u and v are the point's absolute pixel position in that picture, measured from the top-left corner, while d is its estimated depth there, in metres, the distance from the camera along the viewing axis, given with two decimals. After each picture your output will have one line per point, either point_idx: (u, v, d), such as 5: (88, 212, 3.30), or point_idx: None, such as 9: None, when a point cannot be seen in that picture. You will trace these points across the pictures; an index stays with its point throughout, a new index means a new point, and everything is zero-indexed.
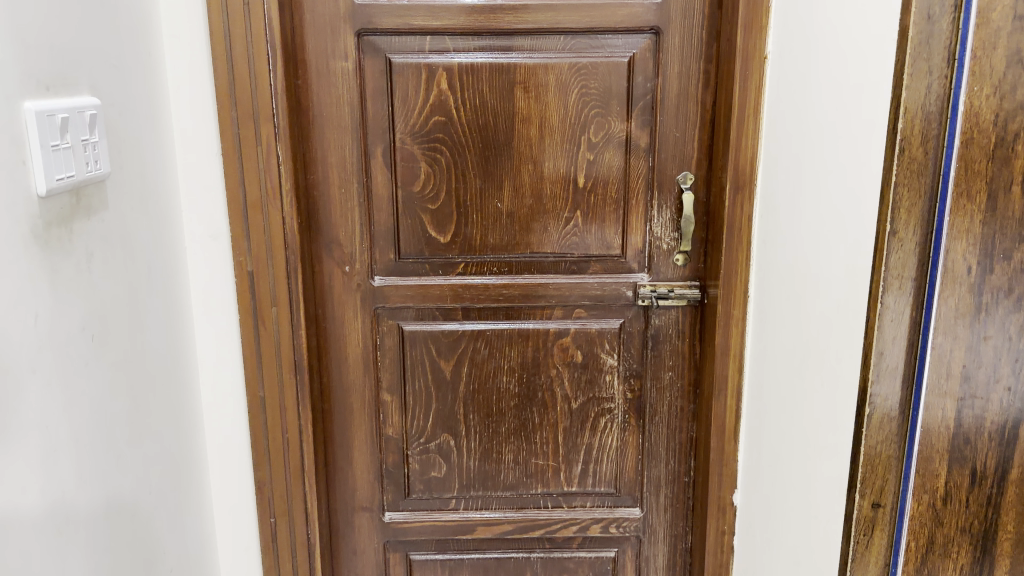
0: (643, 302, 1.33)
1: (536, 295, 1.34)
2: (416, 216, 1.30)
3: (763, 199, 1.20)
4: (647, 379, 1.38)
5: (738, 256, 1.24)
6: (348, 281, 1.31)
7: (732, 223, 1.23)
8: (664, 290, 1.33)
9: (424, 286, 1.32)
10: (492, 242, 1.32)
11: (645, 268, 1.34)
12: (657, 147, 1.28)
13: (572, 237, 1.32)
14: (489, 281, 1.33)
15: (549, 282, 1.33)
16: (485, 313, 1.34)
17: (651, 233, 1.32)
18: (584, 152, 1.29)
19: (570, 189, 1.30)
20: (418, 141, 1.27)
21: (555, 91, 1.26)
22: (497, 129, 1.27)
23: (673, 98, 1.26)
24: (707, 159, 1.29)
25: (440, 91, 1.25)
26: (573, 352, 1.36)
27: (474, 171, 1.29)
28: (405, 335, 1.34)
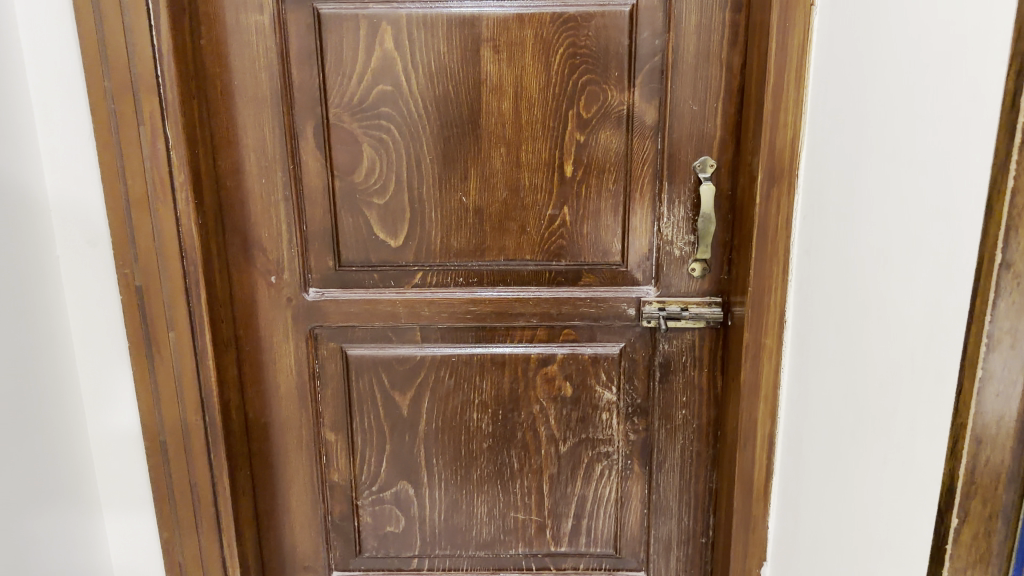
0: (648, 324, 1.05)
1: (513, 313, 1.06)
2: (359, 214, 1.02)
3: (808, 197, 0.90)
4: (654, 419, 1.10)
5: (772, 269, 0.94)
6: (275, 296, 1.04)
7: (764, 226, 0.93)
8: (676, 308, 1.04)
9: (370, 301, 1.05)
10: (456, 246, 1.04)
11: (651, 279, 1.06)
12: (667, 124, 0.99)
13: (558, 240, 1.04)
14: (453, 295, 1.05)
15: (530, 296, 1.05)
16: (450, 334, 1.07)
17: (659, 235, 1.03)
18: (574, 131, 1.00)
19: (555, 179, 1.01)
20: (358, 117, 0.99)
21: (535, 52, 0.97)
22: (460, 103, 0.99)
23: (689, 60, 0.96)
24: (734, 139, 0.99)
25: (385, 52, 0.97)
26: (561, 385, 1.09)
27: (430, 156, 1.00)
28: (350, 362, 1.07)
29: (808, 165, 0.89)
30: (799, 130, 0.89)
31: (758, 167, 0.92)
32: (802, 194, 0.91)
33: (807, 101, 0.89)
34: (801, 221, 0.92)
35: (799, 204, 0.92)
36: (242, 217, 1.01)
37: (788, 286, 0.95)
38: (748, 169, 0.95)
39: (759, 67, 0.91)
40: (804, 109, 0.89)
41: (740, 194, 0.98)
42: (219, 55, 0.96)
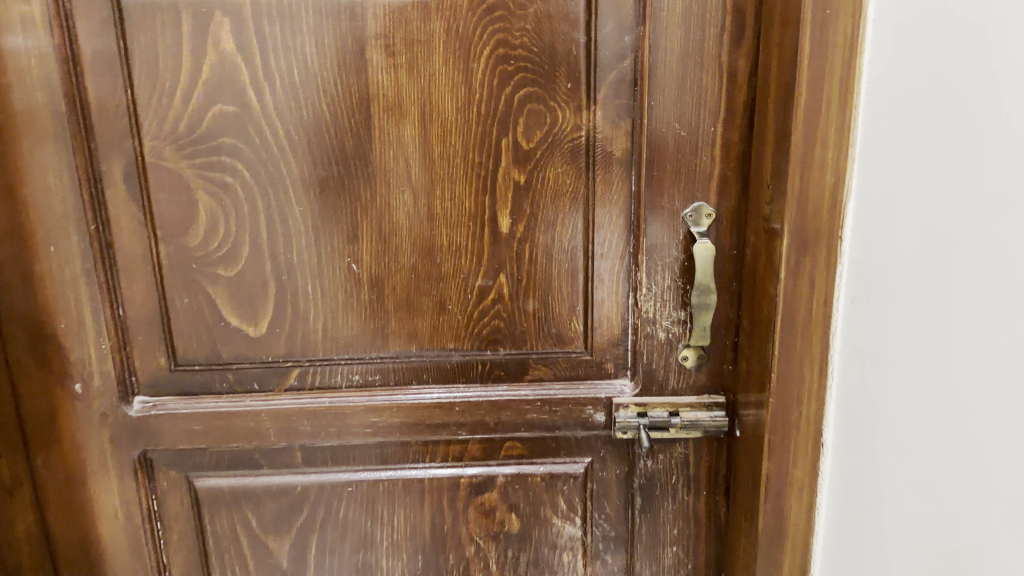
0: (623, 434, 0.74)
1: (432, 424, 0.74)
2: (199, 291, 0.71)
3: (859, 271, 0.59)
4: (634, 559, 0.79)
5: (802, 371, 0.64)
6: (85, 411, 0.72)
7: (790, 310, 0.62)
8: (662, 414, 0.74)
9: (221, 416, 0.73)
10: (346, 334, 0.73)
11: (626, 370, 0.75)
12: (642, 156, 0.68)
13: (493, 321, 0.73)
14: (345, 402, 0.73)
15: (455, 400, 0.74)
16: (344, 456, 0.76)
17: (636, 312, 0.72)
18: (509, 168, 0.69)
19: (486, 237, 0.70)
20: (189, 154, 0.67)
21: (447, 54, 0.66)
22: (341, 130, 0.68)
23: (674, 63, 0.66)
24: (739, 178, 0.68)
25: (222, 59, 0.65)
26: (504, 517, 0.78)
27: (300, 207, 0.69)
28: (201, 497, 0.76)
29: (858, 222, 0.59)
30: (843, 169, 0.59)
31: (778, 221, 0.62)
32: (847, 264, 0.61)
33: (855, 126, 0.58)
34: (847, 303, 0.61)
35: (843, 278, 0.61)
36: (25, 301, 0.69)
37: (826, 396, 0.64)
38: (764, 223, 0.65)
39: (779, 75, 0.60)
40: (852, 138, 0.58)
41: (752, 256, 0.67)
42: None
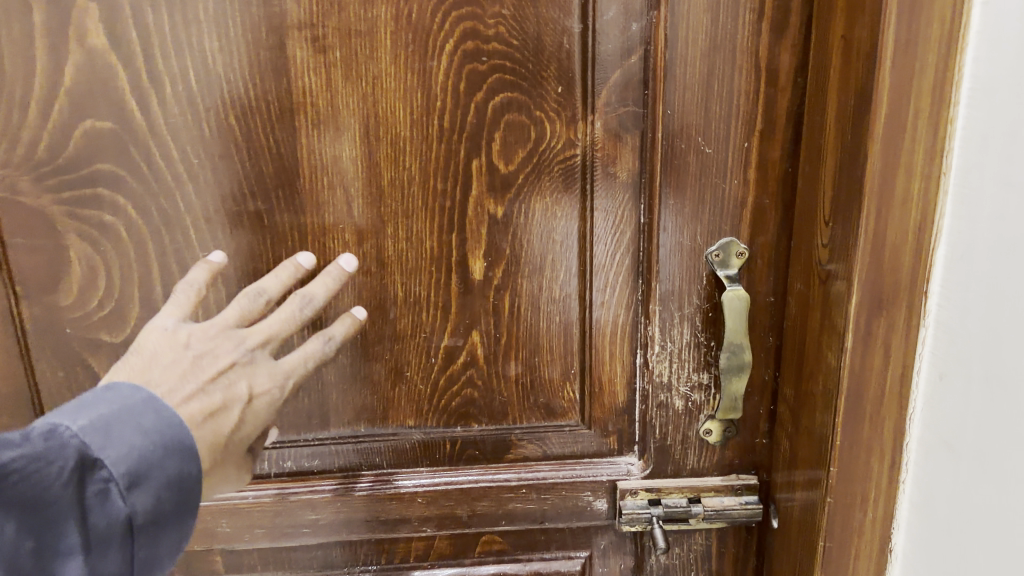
0: (632, 527, 0.59)
1: (389, 520, 0.59)
2: (77, 361, 0.54)
3: (953, 340, 0.43)
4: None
5: (870, 467, 0.48)
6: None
7: (857, 388, 0.46)
8: (678, 502, 0.59)
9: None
10: (274, 411, 0.56)
11: (634, 445, 0.60)
12: (653, 180, 0.52)
13: (465, 391, 0.57)
14: (277, 496, 0.58)
15: (416, 492, 0.58)
16: (277, 559, 0.60)
17: (646, 375, 0.57)
18: (482, 197, 0.52)
19: (453, 286, 0.54)
20: (54, 186, 0.50)
21: (399, 48, 0.49)
22: (257, 151, 0.50)
23: (697, 60, 0.50)
24: (778, 206, 0.53)
25: (89, 57, 0.48)
26: None
27: (204, 251, 0.52)
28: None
29: (951, 275, 0.43)
30: (930, 202, 0.43)
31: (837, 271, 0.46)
32: (934, 328, 0.45)
33: (950, 149, 0.42)
34: (932, 379, 0.45)
35: (925, 347, 0.45)
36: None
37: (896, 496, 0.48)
38: (822, 272, 0.49)
39: (843, 77, 0.45)
40: (945, 165, 0.43)
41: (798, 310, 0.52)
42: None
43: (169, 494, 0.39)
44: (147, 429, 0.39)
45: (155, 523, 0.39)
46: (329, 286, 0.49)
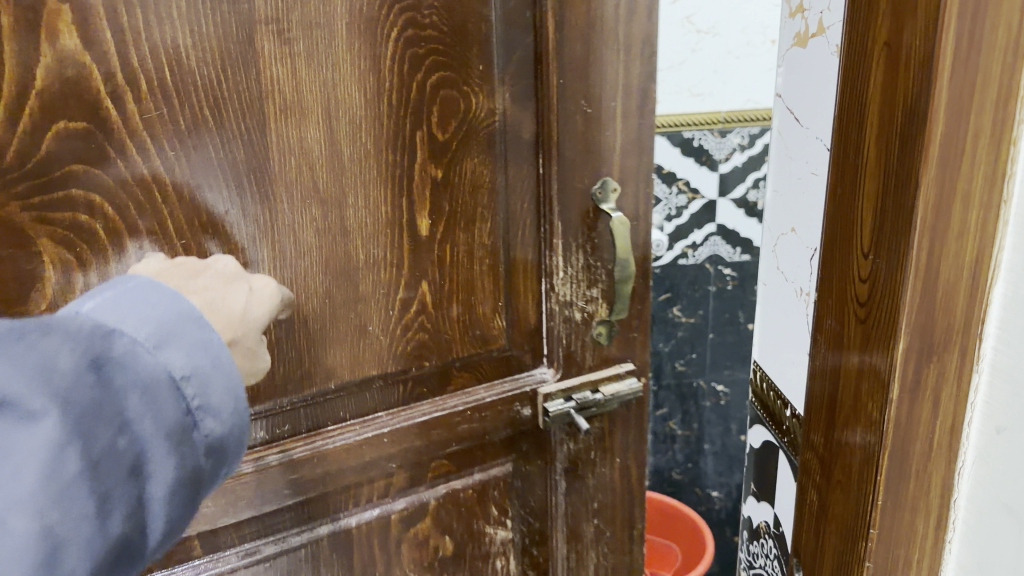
0: (552, 424, 0.73)
1: (360, 463, 0.66)
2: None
3: (1017, 391, 0.40)
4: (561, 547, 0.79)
5: (916, 524, 0.45)
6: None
7: (903, 443, 0.42)
8: (586, 394, 0.73)
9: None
10: (248, 391, 0.60)
11: (543, 358, 0.73)
12: (550, 137, 0.65)
13: (417, 336, 0.65)
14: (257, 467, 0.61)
15: (382, 432, 0.66)
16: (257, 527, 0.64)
17: (551, 297, 0.70)
18: (425, 163, 0.61)
19: (405, 245, 0.63)
20: (24, 195, 0.49)
21: (351, 37, 0.56)
22: (229, 137, 0.54)
23: (579, 39, 0.63)
24: (637, 150, 0.70)
25: (60, 62, 0.48)
26: (437, 540, 0.73)
27: (179, 241, 0.54)
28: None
29: (1013, 317, 0.39)
30: (991, 242, 0.39)
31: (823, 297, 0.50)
32: (987, 374, 0.41)
33: (1011, 172, 0.38)
34: (987, 433, 0.42)
35: (977, 394, 0.42)
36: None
37: (941, 554, 0.45)
38: (864, 316, 0.45)
39: (888, 95, 0.41)
40: (1004, 193, 0.38)
41: (829, 350, 0.49)
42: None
43: (198, 357, 0.42)
44: (154, 305, 0.41)
45: (194, 379, 0.41)
46: (264, 299, 0.54)
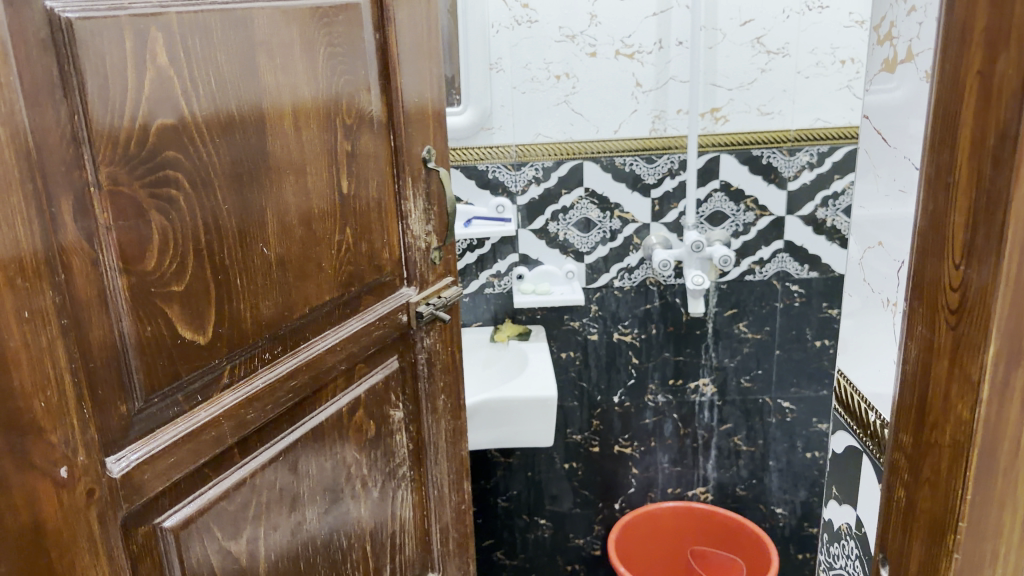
0: (426, 321, 0.75)
1: (327, 375, 0.62)
2: (158, 316, 0.46)
3: None
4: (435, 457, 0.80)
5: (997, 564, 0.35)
6: (74, 528, 0.42)
7: (989, 495, 0.34)
8: (435, 300, 0.76)
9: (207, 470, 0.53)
10: (267, 316, 0.55)
11: (403, 279, 0.72)
12: (398, 115, 0.67)
13: (347, 265, 0.63)
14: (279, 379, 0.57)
15: (343, 338, 0.63)
16: (309, 459, 0.62)
17: (408, 233, 0.71)
18: (344, 137, 0.61)
19: (341, 188, 0.61)
20: (141, 179, 0.44)
21: (309, 45, 0.56)
22: (238, 121, 0.50)
23: (405, 10, 0.66)
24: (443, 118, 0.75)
25: (155, 57, 0.44)
26: (397, 441, 0.74)
27: (230, 219, 0.51)
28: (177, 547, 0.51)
29: None
30: None
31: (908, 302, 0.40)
32: None
33: None
34: None
35: None
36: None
37: None
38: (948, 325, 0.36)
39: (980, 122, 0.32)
40: None
41: (917, 362, 0.38)
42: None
43: None
44: None
45: None
46: None
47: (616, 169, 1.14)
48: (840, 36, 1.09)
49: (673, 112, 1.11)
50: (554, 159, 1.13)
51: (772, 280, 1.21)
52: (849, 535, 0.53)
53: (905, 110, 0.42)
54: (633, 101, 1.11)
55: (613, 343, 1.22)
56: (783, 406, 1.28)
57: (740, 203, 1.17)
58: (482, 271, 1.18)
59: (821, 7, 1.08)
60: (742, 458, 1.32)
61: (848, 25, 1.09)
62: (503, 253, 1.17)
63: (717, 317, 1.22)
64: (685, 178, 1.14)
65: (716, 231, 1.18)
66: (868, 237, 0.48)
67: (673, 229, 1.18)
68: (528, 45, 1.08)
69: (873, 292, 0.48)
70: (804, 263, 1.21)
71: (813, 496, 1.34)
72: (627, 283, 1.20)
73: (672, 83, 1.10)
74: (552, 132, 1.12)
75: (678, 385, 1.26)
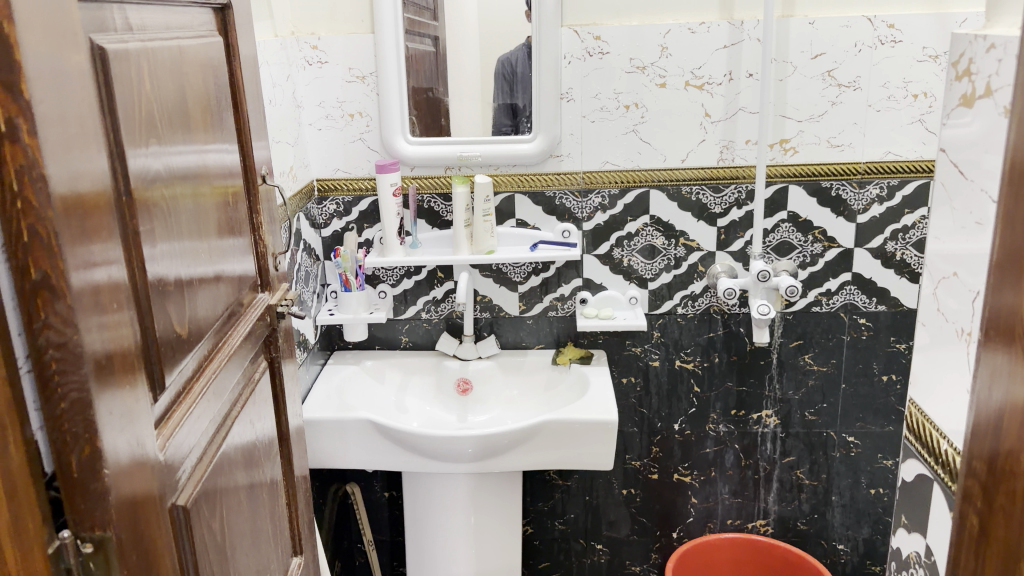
0: (280, 322, 0.73)
1: (240, 374, 0.62)
2: (160, 312, 0.48)
3: None
4: (297, 463, 0.77)
5: None
6: (151, 509, 0.44)
7: None
8: (288, 298, 0.74)
9: (196, 461, 0.52)
10: (205, 316, 0.55)
11: (262, 284, 0.70)
12: (247, 130, 0.65)
13: (238, 273, 0.63)
14: (219, 373, 0.57)
15: (244, 337, 0.63)
16: (239, 453, 0.61)
17: (261, 239, 0.69)
18: (226, 150, 0.61)
19: (228, 199, 0.61)
20: (148, 186, 0.46)
21: (207, 69, 0.57)
22: (180, 132, 0.52)
23: (242, 24, 0.65)
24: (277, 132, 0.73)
25: (144, 82, 0.47)
26: (273, 440, 0.71)
27: (185, 227, 0.52)
28: (188, 530, 0.49)
29: None
30: None
31: (985, 334, 0.40)
32: None
33: None
34: None
35: None
36: (46, 415, 0.36)
37: None
38: None
39: None
40: None
41: (997, 395, 0.38)
42: (8, 30, 0.32)
43: None
44: None
45: None
46: None
47: (683, 197, 1.15)
48: (913, 71, 1.08)
49: (742, 142, 1.12)
50: (620, 187, 1.15)
51: (839, 312, 1.20)
52: (918, 563, 0.52)
53: (981, 144, 0.43)
54: (700, 130, 1.12)
55: (675, 370, 1.23)
56: (848, 440, 1.26)
57: (808, 234, 1.17)
58: (547, 294, 1.20)
59: (894, 41, 1.07)
60: (804, 493, 1.29)
61: (921, 59, 1.07)
62: (568, 277, 1.19)
63: (782, 348, 1.22)
64: (752, 208, 1.15)
65: (783, 261, 1.18)
66: (942, 269, 0.48)
67: (739, 258, 1.18)
68: (597, 76, 1.10)
69: (948, 321, 0.48)
70: (872, 296, 1.19)
71: (877, 533, 1.31)
72: (690, 310, 1.20)
73: (741, 114, 1.11)
74: (619, 159, 1.13)
75: (741, 415, 1.25)
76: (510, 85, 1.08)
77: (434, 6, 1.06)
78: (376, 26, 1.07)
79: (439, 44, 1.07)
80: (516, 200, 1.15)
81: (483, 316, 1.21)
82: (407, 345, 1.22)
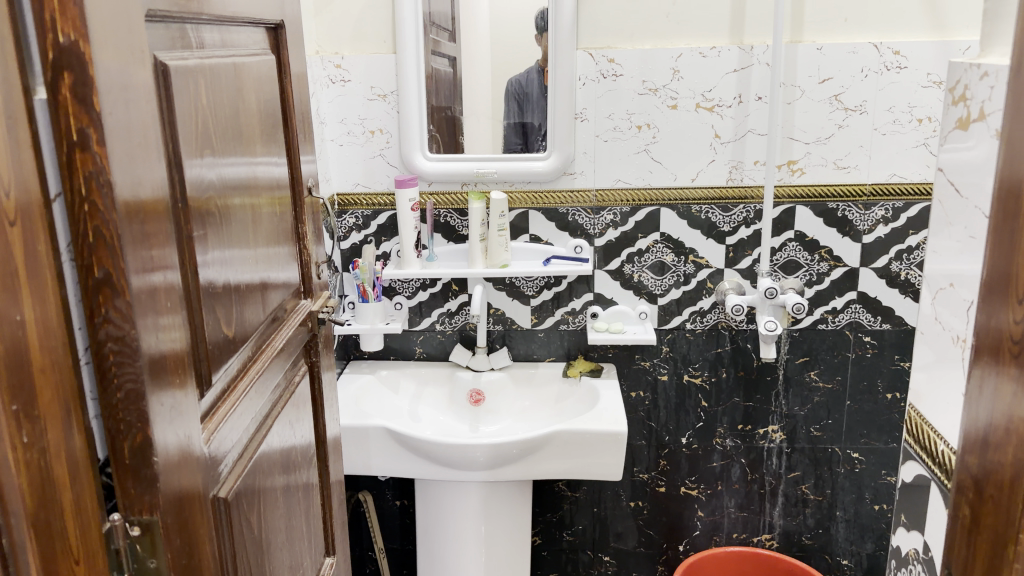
0: (319, 328, 0.76)
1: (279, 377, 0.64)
2: (210, 314, 0.51)
3: None
4: (332, 467, 0.79)
5: None
6: (193, 497, 0.46)
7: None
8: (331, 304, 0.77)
9: (237, 457, 0.55)
10: (251, 319, 0.58)
11: (304, 292, 0.73)
12: (297, 146, 0.69)
13: (281, 279, 0.66)
14: (261, 375, 0.59)
15: (286, 342, 0.66)
16: (278, 451, 0.64)
17: (308, 248, 0.72)
18: (275, 163, 0.64)
19: (276, 209, 0.64)
20: (201, 196, 0.49)
21: (257, 85, 0.60)
22: (233, 144, 0.55)
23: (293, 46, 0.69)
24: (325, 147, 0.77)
25: (201, 97, 0.50)
26: (311, 443, 0.73)
27: (235, 235, 0.55)
28: (227, 521, 0.52)
29: None
30: None
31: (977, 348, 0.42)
32: None
33: None
34: None
35: None
36: (104, 403, 0.39)
37: None
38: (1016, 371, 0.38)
39: None
40: None
41: (986, 404, 0.40)
42: (84, 48, 0.35)
43: None
44: None
45: None
46: None
47: (692, 216, 1.17)
48: (918, 96, 1.11)
49: (750, 163, 1.14)
50: (632, 205, 1.17)
51: (845, 329, 1.22)
52: (916, 558, 0.54)
53: (981, 167, 0.45)
54: (710, 151, 1.14)
55: (683, 385, 1.25)
56: (853, 456, 1.27)
57: (815, 252, 1.19)
58: (558, 308, 1.22)
59: (900, 67, 1.10)
60: (809, 507, 1.30)
61: (926, 85, 1.10)
62: (578, 292, 1.21)
63: (788, 364, 1.24)
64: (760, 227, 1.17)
65: (790, 279, 1.20)
66: (940, 280, 0.50)
67: (746, 275, 1.20)
68: (609, 97, 1.13)
69: (944, 329, 0.50)
70: (877, 314, 1.21)
71: (881, 549, 1.32)
72: (698, 325, 1.22)
73: (750, 136, 1.13)
74: (630, 178, 1.16)
75: (747, 430, 1.27)
76: (520, 105, 1.11)
77: (451, 28, 1.09)
78: (397, 46, 1.11)
79: (459, 64, 1.10)
80: (530, 216, 1.18)
81: (496, 328, 1.23)
82: (421, 356, 1.25)
